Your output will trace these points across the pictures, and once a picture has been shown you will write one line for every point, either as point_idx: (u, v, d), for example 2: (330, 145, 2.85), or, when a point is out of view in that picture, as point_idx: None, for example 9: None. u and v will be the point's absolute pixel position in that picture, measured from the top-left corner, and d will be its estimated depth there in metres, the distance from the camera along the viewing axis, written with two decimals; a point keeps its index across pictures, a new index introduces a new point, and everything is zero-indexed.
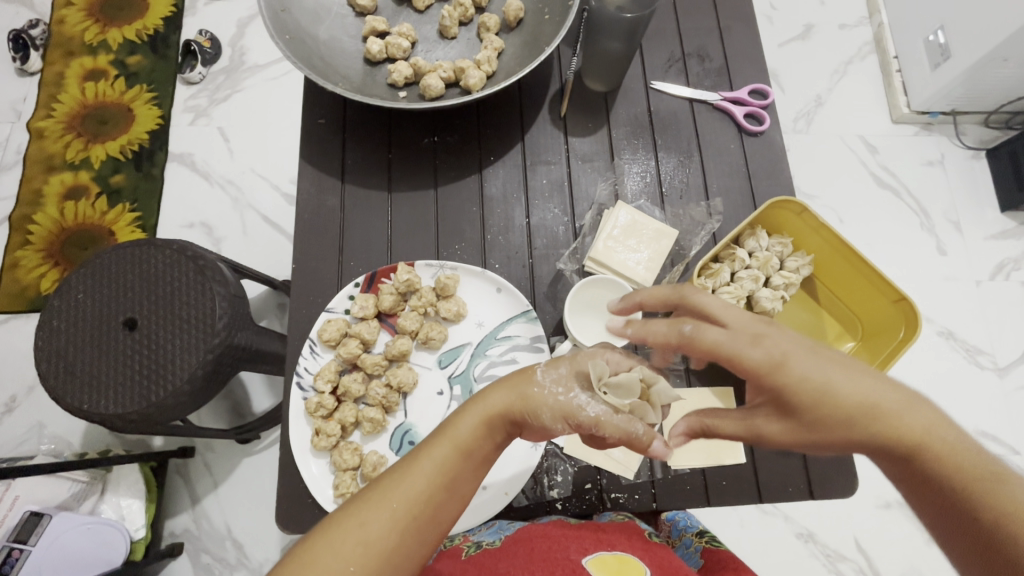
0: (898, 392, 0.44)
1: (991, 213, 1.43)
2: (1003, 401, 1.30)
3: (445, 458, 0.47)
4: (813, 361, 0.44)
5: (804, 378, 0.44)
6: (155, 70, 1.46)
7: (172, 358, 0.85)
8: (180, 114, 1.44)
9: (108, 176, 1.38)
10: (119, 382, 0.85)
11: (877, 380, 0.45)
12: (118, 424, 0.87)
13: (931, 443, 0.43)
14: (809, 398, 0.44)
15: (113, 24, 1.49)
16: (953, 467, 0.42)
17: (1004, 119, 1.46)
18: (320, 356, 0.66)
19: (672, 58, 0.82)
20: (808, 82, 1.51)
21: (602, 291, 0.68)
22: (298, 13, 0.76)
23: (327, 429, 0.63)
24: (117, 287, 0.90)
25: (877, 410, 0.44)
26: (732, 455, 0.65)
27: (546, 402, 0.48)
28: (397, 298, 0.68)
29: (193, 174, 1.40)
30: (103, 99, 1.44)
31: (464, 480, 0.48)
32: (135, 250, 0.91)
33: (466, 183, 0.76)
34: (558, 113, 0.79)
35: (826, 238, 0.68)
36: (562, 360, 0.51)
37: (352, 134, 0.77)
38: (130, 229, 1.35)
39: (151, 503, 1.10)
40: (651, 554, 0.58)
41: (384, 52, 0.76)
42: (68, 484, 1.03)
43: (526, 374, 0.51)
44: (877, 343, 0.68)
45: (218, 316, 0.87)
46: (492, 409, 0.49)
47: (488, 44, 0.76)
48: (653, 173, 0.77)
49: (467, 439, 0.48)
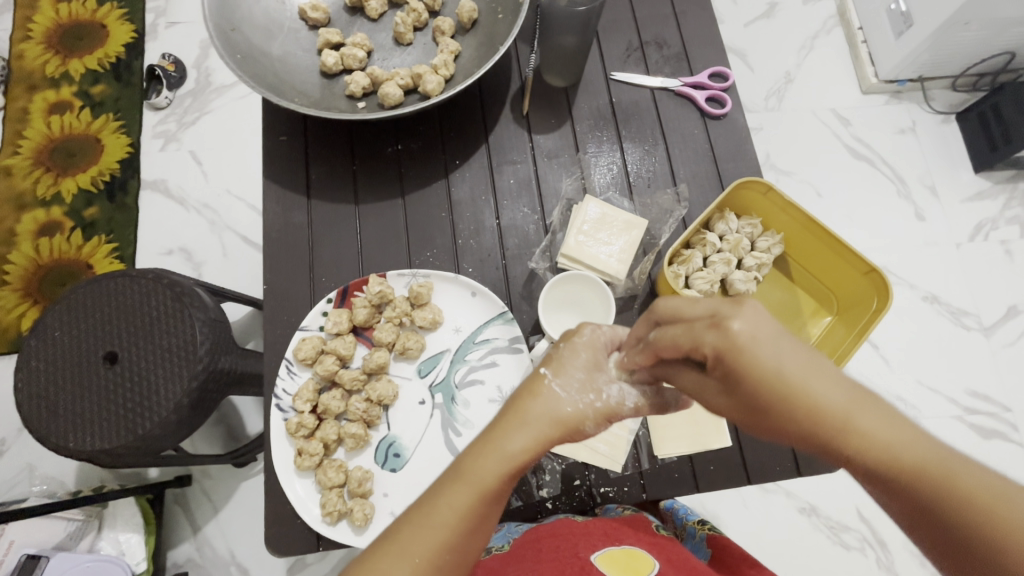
0: (849, 392, 0.42)
1: (965, 175, 1.44)
2: (991, 360, 1.32)
3: (466, 504, 0.43)
4: (771, 341, 0.42)
5: (760, 358, 0.41)
6: (121, 98, 1.44)
7: (156, 387, 0.85)
8: (150, 140, 1.43)
9: (81, 210, 1.36)
10: (103, 418, 0.84)
11: (832, 381, 0.42)
12: (106, 459, 0.86)
13: (883, 443, 0.40)
14: (765, 384, 0.42)
15: (73, 55, 1.47)
16: (916, 471, 0.39)
17: (970, 81, 1.47)
18: (298, 376, 0.66)
19: (630, 47, 0.82)
20: (777, 59, 1.51)
21: (573, 287, 0.67)
22: (248, 31, 0.74)
23: (309, 449, 0.62)
24: (92, 321, 0.89)
25: (829, 412, 0.41)
26: (718, 439, 0.64)
27: (561, 365, 0.48)
28: (371, 310, 0.67)
29: (168, 200, 1.39)
30: (70, 131, 1.42)
31: (477, 499, 0.44)
32: (110, 281, 0.90)
33: (434, 189, 0.75)
34: (520, 111, 0.79)
35: (793, 216, 0.67)
36: (575, 367, 0.48)
37: (315, 149, 0.76)
38: (108, 260, 1.34)
39: (152, 536, 1.08)
40: (657, 545, 0.61)
41: (339, 64, 0.75)
42: (63, 523, 1.02)
43: (541, 394, 0.46)
44: (853, 312, 0.68)
45: (200, 342, 0.86)
46: (518, 458, 0.44)
47: (444, 48, 0.76)
48: (619, 164, 0.77)
49: (490, 485, 0.44)
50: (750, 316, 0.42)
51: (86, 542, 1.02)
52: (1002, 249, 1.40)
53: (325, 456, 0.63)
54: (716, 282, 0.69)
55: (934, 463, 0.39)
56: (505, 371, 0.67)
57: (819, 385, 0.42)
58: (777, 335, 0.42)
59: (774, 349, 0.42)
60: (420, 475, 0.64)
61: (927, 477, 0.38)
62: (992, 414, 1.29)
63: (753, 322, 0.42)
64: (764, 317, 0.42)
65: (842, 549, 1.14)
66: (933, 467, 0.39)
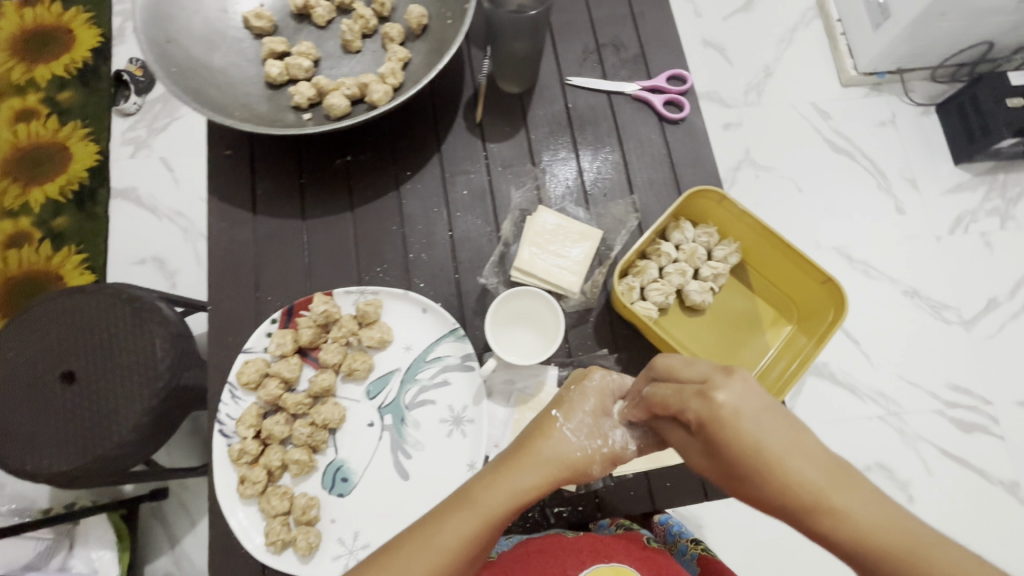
0: (831, 473, 0.41)
1: (945, 167, 1.43)
2: (972, 353, 1.31)
3: (469, 529, 0.46)
4: (755, 415, 0.43)
5: (735, 432, 0.42)
6: (88, 105, 1.41)
7: (114, 407, 0.83)
8: (119, 148, 1.39)
9: (49, 220, 1.34)
10: (60, 440, 0.82)
11: (814, 461, 0.41)
12: (65, 481, 0.83)
13: (866, 528, 0.39)
14: (744, 456, 0.42)
15: (39, 61, 1.43)
16: (898, 559, 0.38)
17: (950, 72, 1.46)
18: (242, 401, 0.64)
19: (586, 50, 0.80)
20: (755, 53, 1.49)
21: (523, 301, 0.65)
22: (187, 42, 0.71)
23: (252, 476, 0.60)
24: (47, 342, 0.86)
25: (807, 492, 0.40)
26: (675, 455, 0.62)
27: (570, 411, 0.52)
28: (317, 330, 0.65)
29: (140, 209, 1.36)
30: (37, 139, 1.38)
31: (482, 526, 0.46)
32: (67, 298, 0.88)
33: (385, 202, 0.73)
34: (473, 119, 0.77)
35: (750, 225, 0.66)
36: (584, 410, 0.52)
37: (262, 163, 0.74)
38: (79, 271, 1.31)
39: (125, 552, 1.06)
40: (646, 561, 0.61)
41: (285, 74, 0.73)
42: (33, 543, 1.01)
43: (552, 433, 0.50)
44: (813, 322, 0.66)
45: (160, 360, 0.85)
46: (523, 490, 0.48)
47: (392, 55, 0.73)
48: (575, 172, 0.75)
49: (495, 512, 0.46)
50: (735, 387, 0.43)
51: (56, 561, 1.00)
52: (982, 241, 1.39)
53: (270, 483, 0.62)
54: (671, 292, 0.68)
55: (916, 551, 0.38)
56: (457, 390, 0.65)
57: (800, 465, 0.41)
58: (759, 409, 0.43)
59: (758, 422, 0.42)
60: (368, 499, 0.62)
61: (907, 564, 0.37)
62: (972, 408, 1.28)
63: (736, 393, 0.43)
64: (750, 389, 0.44)
65: (825, 547, 1.14)
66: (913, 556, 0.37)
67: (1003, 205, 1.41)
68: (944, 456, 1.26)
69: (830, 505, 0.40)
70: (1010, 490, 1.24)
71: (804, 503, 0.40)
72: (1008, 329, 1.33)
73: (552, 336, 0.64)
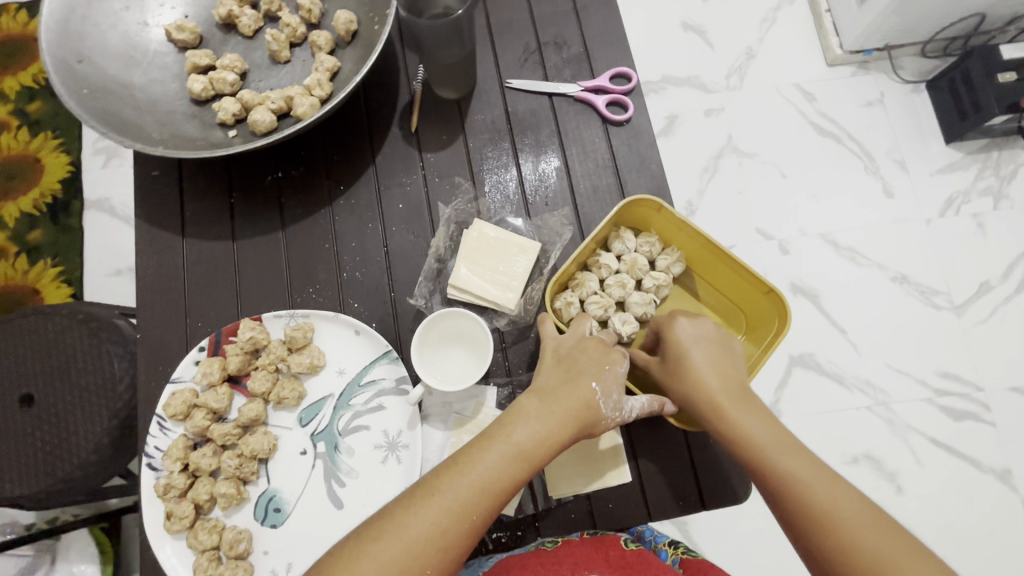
0: (770, 430, 0.52)
1: (935, 146, 1.36)
2: (963, 339, 1.26)
3: (503, 465, 0.51)
4: (708, 356, 0.57)
5: (694, 360, 0.57)
6: (58, 114, 1.37)
7: (75, 428, 0.79)
8: (91, 157, 1.36)
9: (25, 234, 1.31)
10: (21, 462, 0.78)
11: (757, 418, 0.53)
12: (30, 504, 0.80)
13: (785, 471, 0.49)
14: (693, 387, 0.56)
15: (7, 71, 1.38)
16: (807, 502, 0.48)
17: (940, 47, 1.39)
18: (171, 433, 0.62)
19: (527, 50, 0.76)
20: (738, 33, 1.42)
21: (457, 322, 0.63)
22: (102, 60, 0.69)
23: (178, 511, 0.59)
24: (3, 364, 0.82)
25: (750, 441, 0.52)
26: (616, 475, 0.60)
27: (606, 384, 0.56)
28: (246, 357, 0.64)
29: (114, 220, 1.33)
30: (8, 152, 1.34)
31: (524, 479, 0.51)
32: (21, 320, 0.83)
33: (318, 219, 0.71)
34: (409, 127, 0.73)
35: (690, 234, 0.64)
36: (609, 379, 0.56)
37: (190, 182, 0.72)
38: (55, 285, 1.29)
39: (108, 565, 1.03)
40: (628, 568, 0.59)
41: (209, 89, 0.70)
42: (14, 560, 1.02)
43: (584, 387, 0.55)
44: (760, 333, 0.64)
45: (119, 378, 0.81)
46: (555, 434, 0.53)
47: (319, 65, 0.70)
48: (515, 181, 0.72)
49: (530, 453, 0.52)
50: (700, 330, 0.58)
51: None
52: (975, 222, 1.32)
53: (199, 516, 0.61)
54: (611, 306, 0.65)
55: (822, 496, 0.47)
56: (392, 414, 0.63)
57: (746, 417, 0.53)
58: (708, 352, 0.57)
59: (708, 365, 0.57)
60: (299, 531, 0.60)
61: (809, 503, 0.47)
62: (963, 395, 1.23)
63: (697, 333, 0.58)
64: (706, 335, 0.58)
65: None
66: (816, 498, 0.47)
67: (997, 184, 1.34)
68: (933, 445, 1.21)
69: (777, 449, 0.51)
70: (1001, 478, 1.19)
71: (747, 450, 0.52)
72: (1001, 313, 1.27)
73: (484, 356, 0.62)
